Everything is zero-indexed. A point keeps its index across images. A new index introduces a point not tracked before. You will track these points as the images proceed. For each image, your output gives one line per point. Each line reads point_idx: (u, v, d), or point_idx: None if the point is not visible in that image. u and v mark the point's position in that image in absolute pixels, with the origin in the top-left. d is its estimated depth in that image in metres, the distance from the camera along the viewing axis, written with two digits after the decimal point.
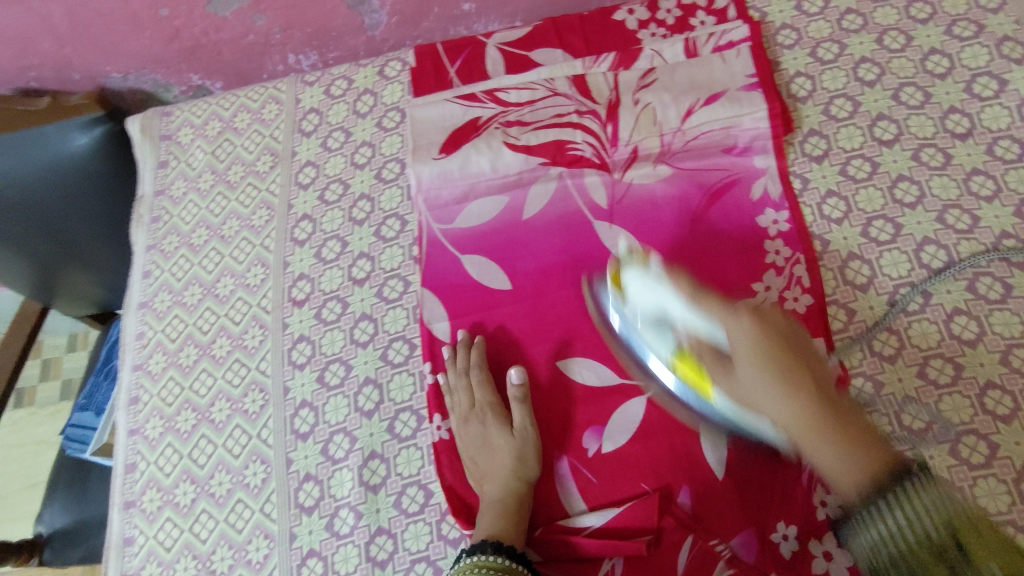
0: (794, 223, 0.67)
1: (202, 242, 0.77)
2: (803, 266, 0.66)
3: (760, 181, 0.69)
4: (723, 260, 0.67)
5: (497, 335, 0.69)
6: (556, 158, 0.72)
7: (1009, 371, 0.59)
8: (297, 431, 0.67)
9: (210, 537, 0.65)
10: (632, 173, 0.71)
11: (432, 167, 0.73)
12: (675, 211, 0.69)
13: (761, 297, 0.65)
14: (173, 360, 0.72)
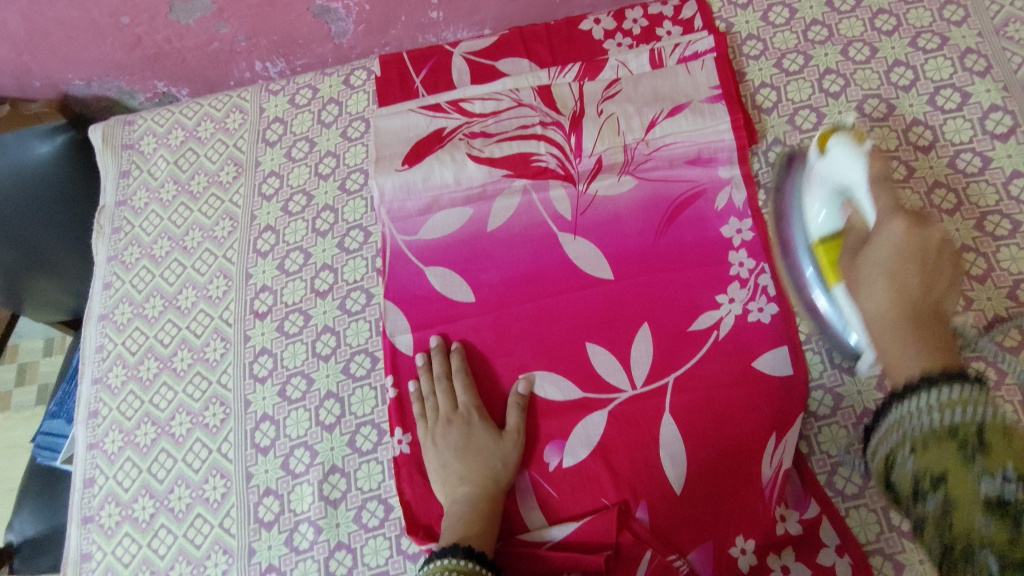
0: (757, 231, 0.68)
1: (164, 253, 0.76)
2: (766, 276, 0.66)
3: (724, 191, 0.70)
4: (687, 272, 0.67)
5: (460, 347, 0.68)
6: (520, 170, 0.72)
7: None
8: (257, 445, 0.67)
9: (168, 553, 0.64)
10: (596, 185, 0.71)
11: (394, 179, 0.72)
12: (639, 223, 0.70)
13: (724, 309, 0.65)
14: (134, 373, 0.71)
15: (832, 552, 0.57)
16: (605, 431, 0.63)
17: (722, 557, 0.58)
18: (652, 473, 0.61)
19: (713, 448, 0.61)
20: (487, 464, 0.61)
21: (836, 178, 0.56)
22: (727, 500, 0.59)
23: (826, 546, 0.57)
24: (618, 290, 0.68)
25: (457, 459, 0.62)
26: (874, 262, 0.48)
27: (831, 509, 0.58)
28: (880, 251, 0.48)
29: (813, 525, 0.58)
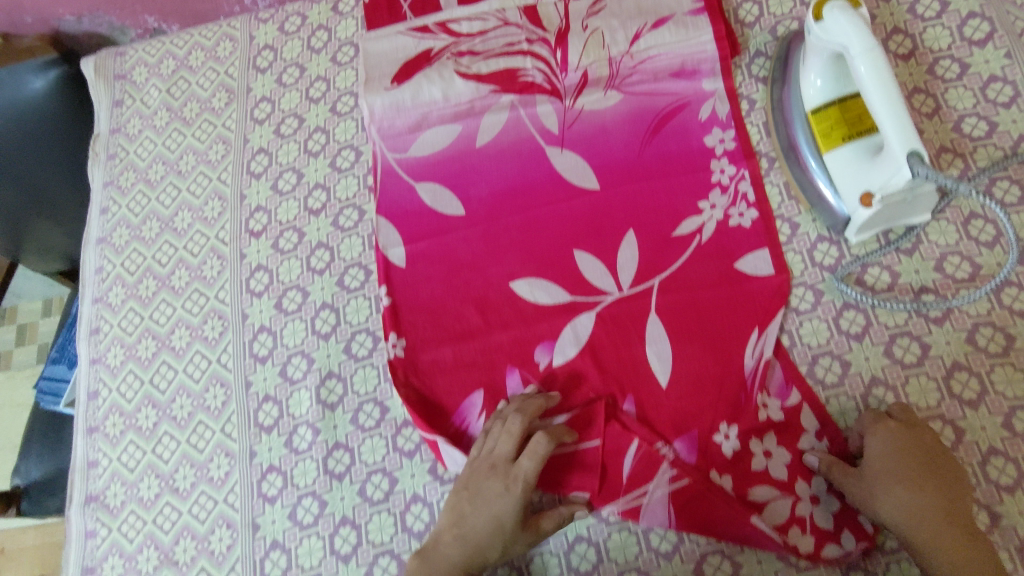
0: (739, 140, 0.69)
1: (159, 177, 0.77)
2: (746, 183, 0.68)
3: (708, 103, 0.71)
4: (671, 180, 0.68)
5: (450, 258, 0.69)
6: (507, 86, 0.73)
7: (942, 277, 0.62)
8: (255, 355, 0.69)
9: (172, 458, 0.67)
10: (583, 100, 0.72)
11: (385, 98, 0.73)
12: (624, 135, 0.71)
13: (707, 214, 0.67)
14: (133, 292, 0.73)
15: (812, 436, 0.59)
16: (593, 331, 0.64)
17: (707, 444, 0.60)
18: (638, 368, 0.63)
19: (697, 345, 0.62)
20: (491, 529, 0.56)
21: (831, 44, 0.59)
22: (712, 393, 0.61)
23: (805, 432, 0.59)
24: (604, 200, 0.69)
25: (467, 500, 0.57)
26: (884, 483, 0.53)
27: (811, 397, 0.60)
28: (882, 459, 0.54)
29: (793, 412, 0.60)
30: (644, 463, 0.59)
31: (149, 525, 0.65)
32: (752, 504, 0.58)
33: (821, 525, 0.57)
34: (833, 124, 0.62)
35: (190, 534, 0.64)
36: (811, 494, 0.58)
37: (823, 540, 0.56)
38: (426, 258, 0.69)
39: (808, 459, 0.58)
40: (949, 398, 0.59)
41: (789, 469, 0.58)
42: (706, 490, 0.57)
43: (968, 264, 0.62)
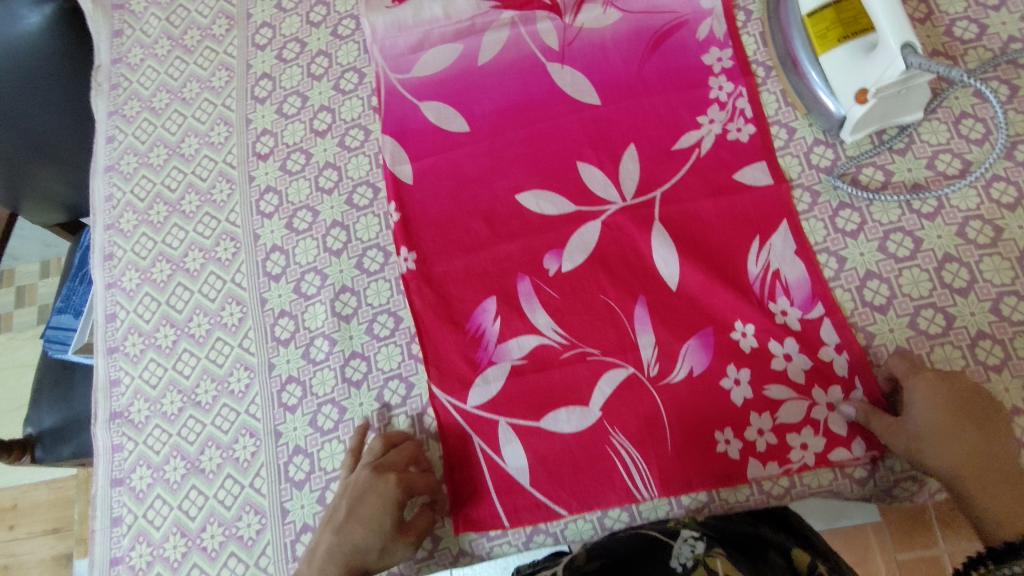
0: (736, 57, 0.70)
1: (164, 104, 0.79)
2: (745, 99, 0.69)
3: (706, 21, 0.72)
4: (670, 95, 0.70)
5: (456, 174, 0.70)
6: (507, 2, 0.74)
7: (934, 174, 0.64)
8: (269, 273, 0.70)
9: (193, 373, 0.69)
10: (582, 16, 0.73)
11: (385, 18, 0.73)
12: (624, 52, 0.72)
13: (706, 127, 0.68)
14: (145, 217, 0.75)
15: (832, 349, 0.61)
16: (599, 238, 0.67)
17: (725, 340, 0.62)
18: (649, 273, 0.65)
19: (700, 256, 0.65)
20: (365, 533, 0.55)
21: None
22: (720, 296, 0.63)
23: (825, 344, 0.61)
24: (605, 116, 0.70)
25: (344, 512, 0.56)
26: (921, 426, 0.53)
27: (832, 314, 0.62)
28: (921, 407, 0.53)
29: (813, 324, 0.62)
30: (661, 360, 0.62)
31: (174, 438, 0.67)
32: (766, 402, 0.60)
33: (835, 429, 0.59)
34: (829, 28, 0.63)
35: (215, 444, 0.66)
36: (827, 402, 0.60)
37: (832, 443, 0.59)
38: (433, 176, 0.71)
39: (827, 369, 0.60)
40: (940, 287, 0.61)
41: (806, 374, 0.61)
42: (712, 382, 0.61)
43: (958, 161, 0.64)
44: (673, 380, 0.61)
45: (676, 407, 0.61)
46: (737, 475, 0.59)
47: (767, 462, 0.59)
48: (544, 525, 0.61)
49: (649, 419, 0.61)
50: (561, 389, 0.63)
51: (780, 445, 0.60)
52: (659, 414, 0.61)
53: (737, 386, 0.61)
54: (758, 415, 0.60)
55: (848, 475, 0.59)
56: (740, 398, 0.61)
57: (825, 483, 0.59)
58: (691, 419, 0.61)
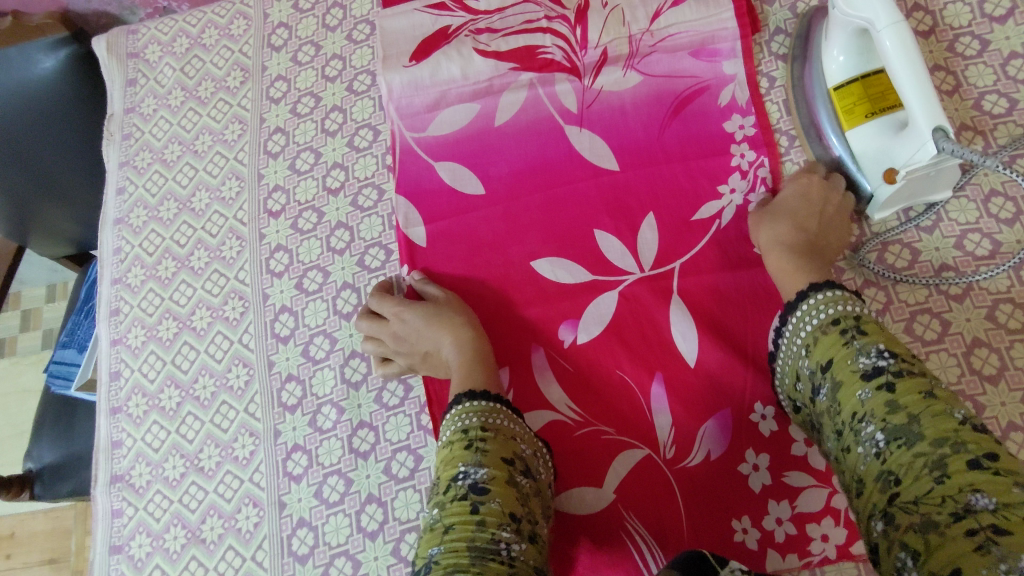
0: (759, 125, 0.68)
1: (176, 156, 0.78)
2: (766, 169, 0.67)
3: (728, 88, 0.70)
4: (690, 163, 0.68)
5: (470, 238, 0.69)
6: (527, 63, 0.72)
7: (963, 254, 0.62)
8: (277, 335, 0.69)
9: (196, 438, 0.67)
10: (602, 79, 0.72)
11: (403, 76, 0.73)
12: (644, 117, 0.70)
13: (727, 199, 0.67)
14: (153, 272, 0.74)
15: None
16: (617, 310, 0.65)
17: (743, 423, 0.60)
18: (667, 350, 0.63)
19: (720, 334, 0.63)
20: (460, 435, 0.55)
21: (856, 19, 0.59)
22: (740, 378, 0.61)
23: None
24: (623, 182, 0.69)
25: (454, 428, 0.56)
26: (776, 211, 0.63)
27: None
28: (781, 194, 0.64)
29: None
30: (679, 443, 0.61)
31: (175, 505, 0.65)
32: (786, 489, 0.59)
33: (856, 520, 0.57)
34: (857, 102, 0.61)
35: (217, 513, 0.64)
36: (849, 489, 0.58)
37: (854, 536, 0.57)
38: (446, 239, 0.69)
39: None
40: (969, 374, 0.59)
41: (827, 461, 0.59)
42: (730, 469, 0.60)
43: (988, 241, 0.62)
44: (690, 464, 0.60)
45: (691, 492, 0.60)
46: (754, 567, 0.58)
47: (785, 554, 0.57)
48: None
49: (665, 502, 0.60)
50: (576, 468, 0.62)
51: (798, 537, 0.58)
52: (675, 498, 0.60)
53: (755, 472, 0.59)
54: (776, 503, 0.58)
55: None
56: (758, 484, 0.59)
57: None
58: (706, 505, 0.59)
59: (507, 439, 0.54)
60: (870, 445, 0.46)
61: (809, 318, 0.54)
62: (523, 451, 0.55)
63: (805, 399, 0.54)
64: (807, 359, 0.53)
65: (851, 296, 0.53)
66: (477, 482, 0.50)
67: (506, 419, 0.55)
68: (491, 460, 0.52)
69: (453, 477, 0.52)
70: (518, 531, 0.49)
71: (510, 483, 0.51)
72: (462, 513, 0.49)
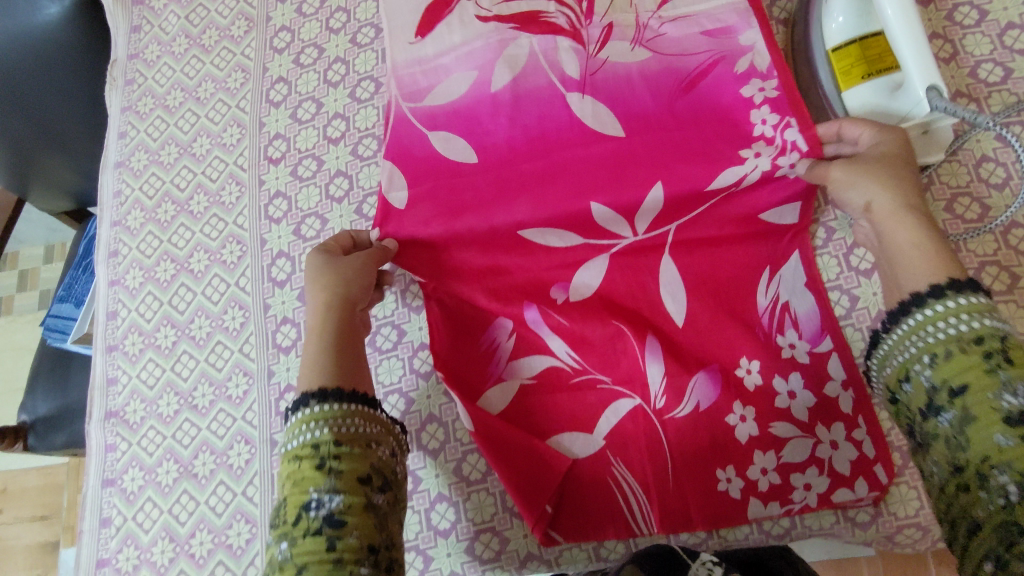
0: (782, 87, 0.61)
1: (178, 103, 0.79)
2: (795, 130, 0.60)
3: (746, 57, 0.63)
4: (704, 132, 0.62)
5: (460, 208, 0.65)
6: (528, 26, 0.67)
7: (952, 217, 0.63)
8: (274, 279, 0.70)
9: (191, 376, 0.68)
10: (609, 51, 0.65)
11: (407, 55, 0.69)
12: (652, 85, 0.64)
13: (751, 164, 0.60)
14: (152, 215, 0.75)
15: (838, 385, 0.60)
16: (607, 277, 0.65)
17: (729, 379, 0.61)
18: (655, 307, 0.64)
19: (709, 293, 0.63)
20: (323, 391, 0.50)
21: None
22: (728, 334, 0.62)
23: (832, 379, 0.60)
24: (627, 149, 0.63)
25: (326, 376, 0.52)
26: (873, 168, 0.52)
27: (841, 347, 0.61)
28: (875, 151, 0.54)
29: (821, 358, 0.61)
30: (670, 394, 0.61)
31: (168, 440, 0.67)
32: (773, 440, 0.59)
33: (838, 469, 0.58)
34: (854, 63, 0.62)
35: (210, 449, 0.66)
36: (832, 439, 0.59)
37: (836, 484, 0.58)
38: (431, 208, 0.65)
39: (832, 406, 0.59)
40: None
41: (812, 412, 0.59)
42: (717, 420, 0.60)
43: (978, 206, 0.63)
44: (677, 415, 0.60)
45: (678, 441, 0.60)
46: (736, 515, 0.59)
47: (768, 503, 0.59)
48: (539, 552, 0.61)
49: (653, 450, 0.60)
50: (564, 413, 0.62)
51: (782, 485, 0.59)
52: (663, 447, 0.60)
53: (742, 424, 0.59)
54: (761, 454, 0.59)
55: (851, 517, 0.58)
56: (745, 435, 0.59)
57: (826, 524, 0.59)
58: (692, 456, 0.60)
59: (364, 450, 0.47)
60: (997, 494, 0.38)
61: (945, 320, 0.43)
62: (381, 458, 0.49)
63: (910, 401, 0.45)
64: (928, 370, 0.43)
65: (987, 306, 0.43)
66: (332, 513, 0.43)
67: (364, 424, 0.48)
68: (346, 483, 0.45)
69: (302, 506, 0.44)
70: (375, 565, 0.43)
71: (368, 509, 0.45)
72: (317, 552, 0.42)
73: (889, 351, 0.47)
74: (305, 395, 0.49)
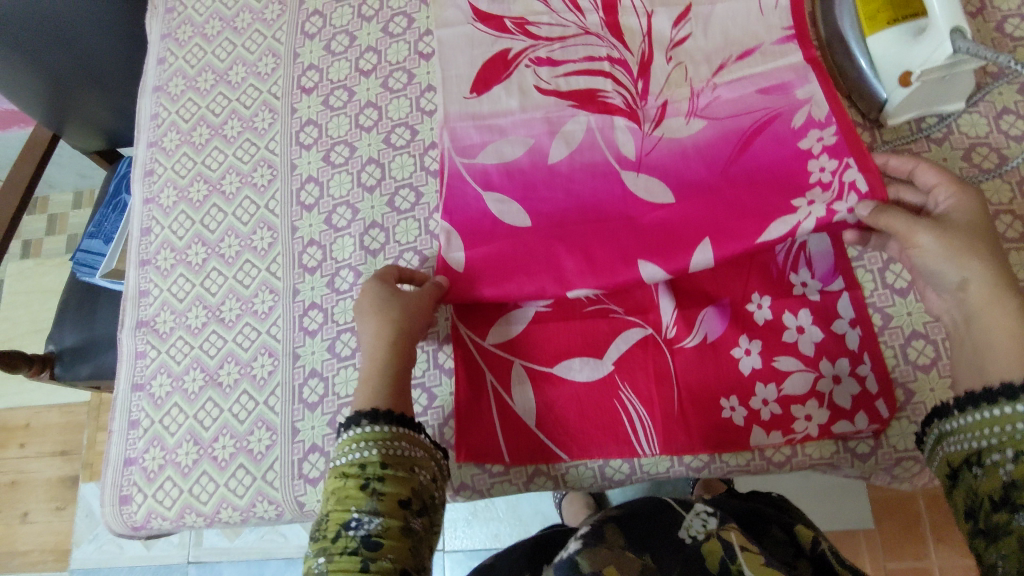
0: (840, 134, 0.61)
1: (216, 32, 0.81)
2: (854, 171, 0.59)
3: (803, 110, 0.62)
4: (757, 191, 0.60)
5: (514, 272, 0.62)
6: (586, 105, 0.67)
7: (970, 166, 0.64)
8: (302, 203, 0.72)
9: (219, 291, 0.71)
10: (664, 126, 0.65)
11: (461, 107, 0.69)
12: (707, 157, 0.63)
13: (805, 212, 0.58)
14: (187, 138, 0.78)
15: (846, 322, 0.61)
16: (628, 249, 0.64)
17: (739, 315, 0.62)
18: None
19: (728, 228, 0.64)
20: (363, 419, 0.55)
21: None
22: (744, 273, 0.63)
23: (840, 317, 0.62)
24: (679, 215, 0.61)
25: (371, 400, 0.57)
26: (956, 235, 0.53)
27: (853, 287, 0.62)
28: (955, 217, 0.54)
29: (832, 296, 0.62)
30: (682, 324, 0.63)
31: (196, 350, 0.70)
32: (775, 372, 0.60)
33: (839, 403, 0.60)
34: (879, 9, 0.62)
35: (234, 360, 0.69)
36: (834, 373, 0.60)
37: (836, 416, 0.59)
38: (479, 267, 0.63)
39: (839, 341, 0.61)
40: None
41: (817, 347, 0.61)
42: (722, 350, 0.61)
43: (995, 155, 0.64)
44: (686, 345, 0.62)
45: (684, 370, 0.62)
46: (738, 441, 0.60)
47: (769, 431, 0.60)
48: (547, 467, 0.63)
49: (659, 380, 0.62)
50: (577, 338, 0.63)
51: (782, 416, 0.60)
52: (669, 376, 0.62)
53: (746, 356, 0.61)
54: (763, 386, 0.60)
55: (850, 449, 0.60)
56: (748, 367, 0.61)
57: (826, 454, 0.60)
58: (697, 384, 0.61)
59: (406, 475, 0.52)
60: None
61: (1015, 422, 0.46)
62: (423, 482, 0.53)
63: (977, 486, 0.47)
64: (1008, 466, 0.45)
65: None
66: (370, 535, 0.48)
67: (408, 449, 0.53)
68: (387, 505, 0.50)
69: (343, 524, 0.49)
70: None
71: (406, 532, 0.50)
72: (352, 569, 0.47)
73: (957, 434, 0.49)
74: (359, 416, 0.54)
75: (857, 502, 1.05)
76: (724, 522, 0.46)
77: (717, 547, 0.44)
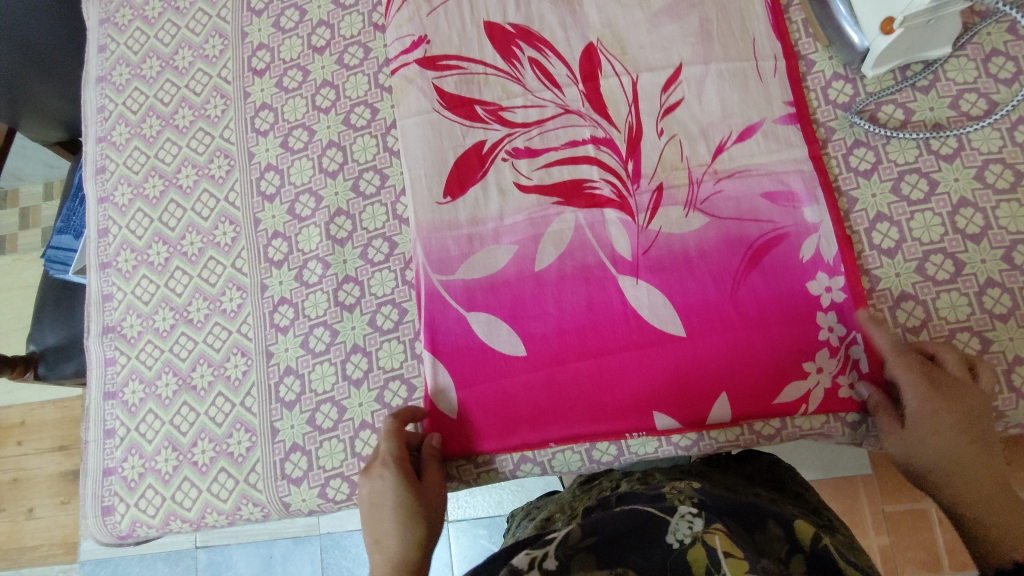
0: (853, 289, 0.57)
1: (157, 14, 0.76)
2: (861, 347, 0.57)
3: (810, 238, 0.59)
4: (772, 335, 0.57)
5: (516, 428, 0.59)
6: (572, 198, 0.62)
7: (957, 114, 0.61)
8: (263, 193, 0.69)
9: (185, 291, 0.69)
10: (660, 221, 0.60)
11: (434, 215, 0.62)
12: (712, 269, 0.59)
13: (816, 380, 0.57)
14: (137, 131, 0.74)
15: None
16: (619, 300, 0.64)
17: None
18: None
19: None
20: None
21: None
22: None
23: None
24: (690, 352, 0.57)
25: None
26: (925, 437, 0.51)
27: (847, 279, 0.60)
28: (914, 411, 0.52)
29: None
30: None
31: (166, 354, 0.68)
32: None
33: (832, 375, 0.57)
34: None
35: (207, 362, 0.66)
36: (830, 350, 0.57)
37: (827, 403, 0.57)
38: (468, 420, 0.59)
39: None
40: (952, 233, 0.58)
41: None
42: None
43: (984, 101, 0.61)
44: None
45: None
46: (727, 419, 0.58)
47: None
48: (533, 455, 0.60)
49: None
50: None
51: None
52: None
53: None
54: None
55: (841, 417, 0.58)
56: None
57: (817, 424, 0.58)
58: None
59: None
60: None
61: None
62: None
63: None
64: None
65: None
66: None
67: None
68: None
69: None
70: None
71: None
72: None
73: None
74: None
75: (856, 450, 1.04)
76: (711, 524, 0.41)
77: (701, 554, 0.40)
